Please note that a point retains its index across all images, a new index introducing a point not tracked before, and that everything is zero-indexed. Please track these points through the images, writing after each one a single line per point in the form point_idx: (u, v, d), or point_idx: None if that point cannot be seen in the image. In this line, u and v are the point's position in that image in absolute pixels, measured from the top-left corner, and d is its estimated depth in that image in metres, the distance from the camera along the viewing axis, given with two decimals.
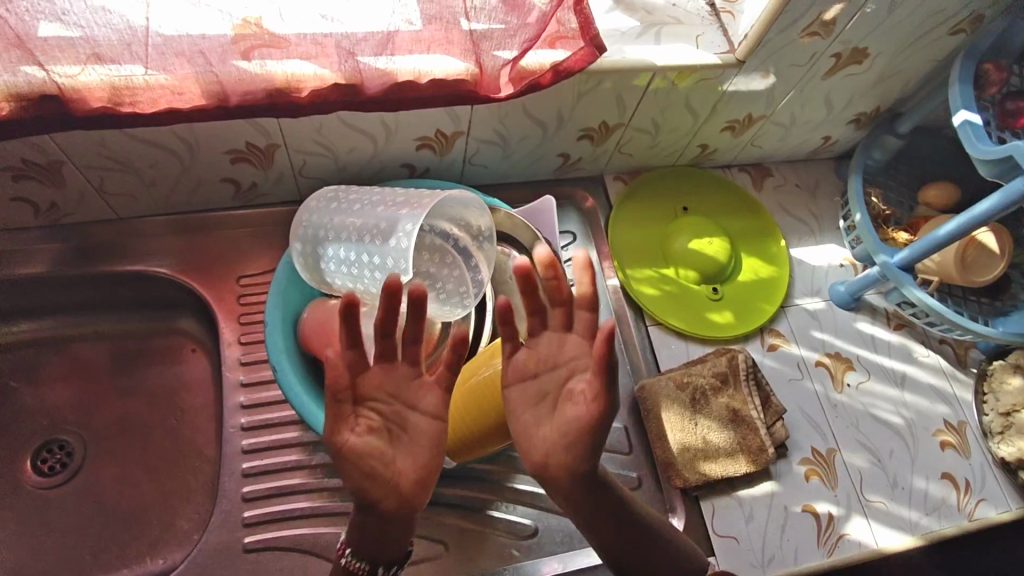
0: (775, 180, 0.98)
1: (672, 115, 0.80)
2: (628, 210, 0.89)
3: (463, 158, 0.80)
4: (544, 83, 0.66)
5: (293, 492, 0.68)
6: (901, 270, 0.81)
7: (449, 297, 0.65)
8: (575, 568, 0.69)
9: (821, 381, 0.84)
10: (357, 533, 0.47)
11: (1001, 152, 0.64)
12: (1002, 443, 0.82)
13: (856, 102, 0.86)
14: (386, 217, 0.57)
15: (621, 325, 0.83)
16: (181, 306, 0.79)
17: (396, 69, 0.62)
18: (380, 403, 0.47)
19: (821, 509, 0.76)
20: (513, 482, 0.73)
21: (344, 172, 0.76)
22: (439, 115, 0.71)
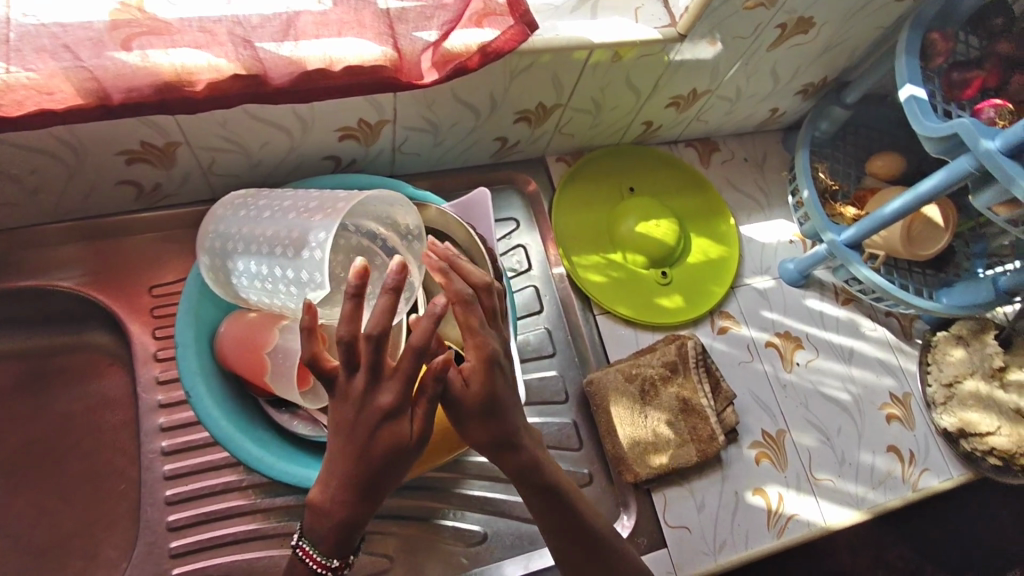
0: (723, 155, 0.95)
1: (613, 93, 0.76)
2: (571, 194, 0.85)
3: (392, 146, 0.74)
4: (471, 66, 0.61)
5: (223, 518, 0.63)
6: (848, 248, 0.80)
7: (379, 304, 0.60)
8: (537, 569, 0.69)
9: (771, 361, 0.84)
10: (342, 534, 0.48)
11: (946, 129, 0.61)
12: (945, 413, 0.83)
13: (802, 73, 0.83)
14: (297, 224, 0.50)
15: (567, 316, 0.80)
16: (89, 319, 0.73)
17: (303, 57, 0.56)
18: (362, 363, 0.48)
19: (770, 491, 0.77)
20: (461, 489, 0.71)
21: (259, 168, 0.70)
22: (359, 103, 0.65)
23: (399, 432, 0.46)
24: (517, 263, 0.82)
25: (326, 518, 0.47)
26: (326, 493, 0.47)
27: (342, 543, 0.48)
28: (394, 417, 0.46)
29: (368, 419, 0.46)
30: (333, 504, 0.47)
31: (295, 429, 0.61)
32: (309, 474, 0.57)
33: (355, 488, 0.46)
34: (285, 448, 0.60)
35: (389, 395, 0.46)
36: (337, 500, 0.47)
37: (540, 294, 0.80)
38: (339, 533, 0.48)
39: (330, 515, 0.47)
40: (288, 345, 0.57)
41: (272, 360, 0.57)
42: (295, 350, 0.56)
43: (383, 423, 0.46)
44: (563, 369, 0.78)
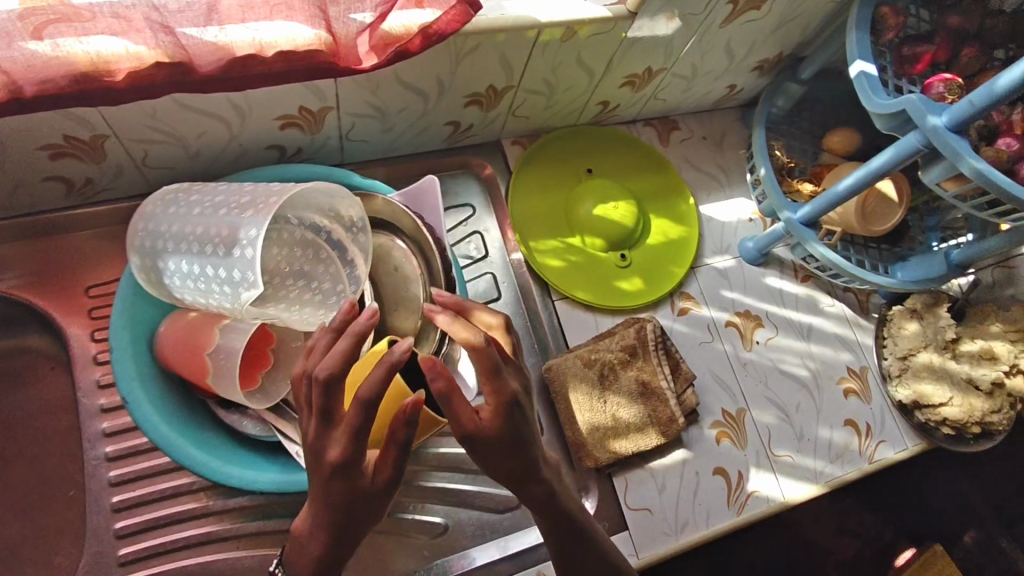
0: (682, 134, 0.94)
1: (565, 73, 0.74)
2: (528, 177, 0.83)
3: (338, 134, 0.71)
4: (413, 50, 0.58)
5: (173, 522, 0.62)
6: (804, 226, 0.80)
7: (324, 299, 0.59)
8: (517, 548, 0.70)
9: (731, 341, 0.84)
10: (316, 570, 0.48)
11: (895, 105, 0.61)
12: (900, 385, 0.84)
13: (757, 49, 0.82)
14: (228, 221, 0.48)
15: (525, 302, 0.79)
16: (27, 322, 0.70)
17: (231, 42, 0.53)
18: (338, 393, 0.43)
19: (730, 471, 0.78)
20: (421, 481, 0.70)
21: (198, 160, 0.67)
22: (299, 90, 0.62)
23: (359, 483, 0.43)
24: (474, 250, 0.80)
25: (305, 552, 0.48)
26: (307, 527, 0.47)
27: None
28: (348, 472, 0.42)
29: (324, 470, 0.42)
30: (309, 540, 0.47)
31: (245, 429, 0.60)
32: (258, 476, 0.56)
33: (324, 529, 0.45)
34: (233, 450, 0.59)
35: (337, 452, 0.41)
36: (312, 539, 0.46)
37: (498, 281, 0.79)
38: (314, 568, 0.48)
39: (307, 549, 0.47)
40: (230, 345, 0.55)
41: (213, 361, 0.55)
42: (238, 350, 0.54)
43: (341, 476, 0.42)
44: (523, 357, 0.77)
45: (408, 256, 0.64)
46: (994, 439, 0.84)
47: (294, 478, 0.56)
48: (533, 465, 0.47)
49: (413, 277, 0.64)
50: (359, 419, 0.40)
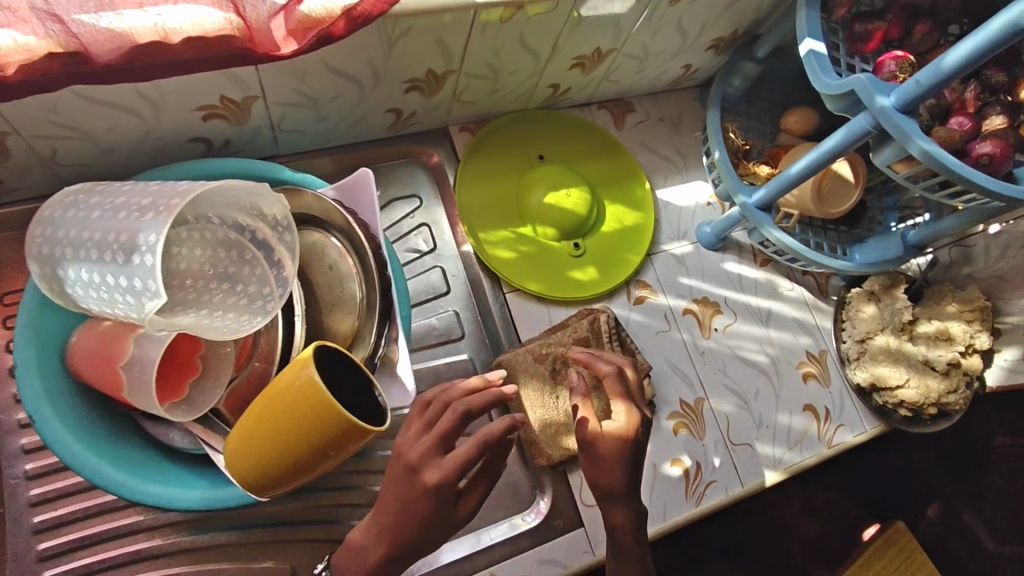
0: (637, 116, 0.91)
1: (509, 56, 0.70)
2: (477, 166, 0.80)
3: (269, 124, 0.67)
4: (337, 33, 0.54)
5: (101, 541, 0.60)
6: (759, 210, 0.78)
7: (251, 302, 0.55)
8: (489, 543, 0.68)
9: (689, 329, 0.82)
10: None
11: (844, 86, 0.59)
12: (858, 368, 0.84)
13: (711, 27, 0.79)
14: (127, 225, 0.44)
15: (476, 296, 0.77)
16: None
17: (130, 28, 0.49)
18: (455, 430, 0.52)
19: (688, 460, 0.76)
20: (370, 486, 0.67)
21: (115, 155, 0.63)
22: (217, 78, 0.58)
23: (448, 508, 0.50)
24: (422, 243, 0.77)
25: (359, 563, 0.52)
26: (368, 547, 0.52)
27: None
28: (444, 496, 0.49)
29: (413, 486, 0.49)
30: (368, 552, 0.51)
31: (172, 441, 0.58)
32: (179, 494, 0.54)
33: (391, 546, 0.51)
34: (158, 464, 0.56)
35: (440, 475, 0.48)
36: (374, 553, 0.51)
37: (448, 274, 0.77)
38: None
39: (365, 561, 0.52)
40: (145, 355, 0.52)
41: (128, 375, 0.52)
42: (152, 361, 0.51)
43: (441, 500, 0.49)
44: (475, 352, 0.75)
45: (342, 254, 0.60)
46: (950, 419, 0.84)
47: (218, 495, 0.54)
48: (629, 490, 0.58)
49: (349, 274, 0.60)
50: (469, 450, 0.49)
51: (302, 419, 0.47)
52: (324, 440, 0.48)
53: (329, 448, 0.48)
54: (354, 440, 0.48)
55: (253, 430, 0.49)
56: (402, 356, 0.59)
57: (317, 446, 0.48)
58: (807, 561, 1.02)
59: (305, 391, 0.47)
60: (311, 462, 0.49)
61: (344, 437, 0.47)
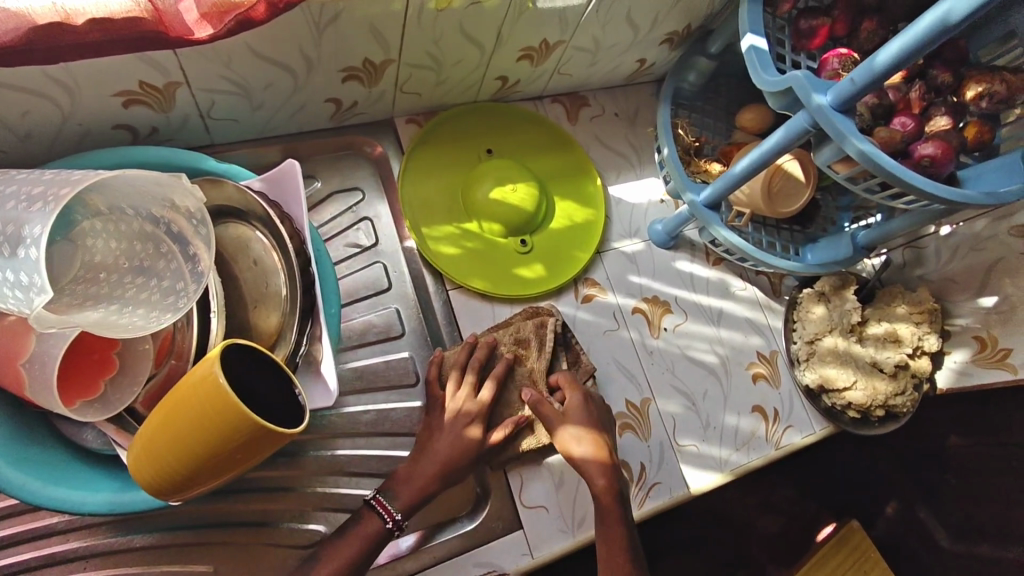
0: (592, 110, 0.89)
1: (450, 46, 0.68)
2: (423, 159, 0.78)
3: (198, 112, 0.65)
4: (257, 17, 0.52)
5: (15, 543, 0.58)
6: (708, 209, 0.77)
7: (163, 297, 0.52)
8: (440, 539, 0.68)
9: (638, 329, 0.81)
10: (417, 498, 0.60)
11: (783, 83, 0.57)
12: (807, 370, 0.83)
13: (663, 20, 0.77)
14: (14, 215, 0.42)
15: (419, 292, 0.75)
16: None
17: (30, 8, 0.47)
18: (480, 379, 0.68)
19: (633, 462, 0.75)
20: (301, 486, 0.65)
21: (31, 142, 0.60)
22: (133, 63, 0.55)
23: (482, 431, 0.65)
24: (361, 238, 0.75)
25: (412, 483, 0.61)
26: (417, 468, 0.62)
27: (416, 506, 0.60)
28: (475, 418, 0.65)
29: (454, 414, 0.65)
30: (418, 472, 0.61)
31: (85, 442, 0.55)
32: (86, 497, 0.52)
33: (443, 461, 0.62)
34: (68, 466, 0.53)
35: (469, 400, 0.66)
36: (425, 470, 0.62)
37: (390, 270, 0.75)
38: (420, 496, 0.61)
39: (418, 479, 0.61)
40: (47, 352, 0.49)
41: (28, 372, 0.50)
42: (54, 359, 0.49)
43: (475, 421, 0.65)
44: (415, 349, 0.73)
45: (268, 249, 0.58)
46: (899, 421, 0.83)
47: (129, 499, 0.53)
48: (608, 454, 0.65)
49: (274, 270, 0.58)
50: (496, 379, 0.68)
51: (206, 420, 0.45)
52: (235, 442, 0.45)
53: (240, 452, 0.46)
54: (266, 443, 0.46)
55: (155, 431, 0.46)
56: (325, 354, 0.57)
57: (228, 450, 0.46)
58: (760, 560, 1.02)
59: (216, 390, 0.44)
60: (221, 465, 0.47)
61: (259, 440, 0.45)
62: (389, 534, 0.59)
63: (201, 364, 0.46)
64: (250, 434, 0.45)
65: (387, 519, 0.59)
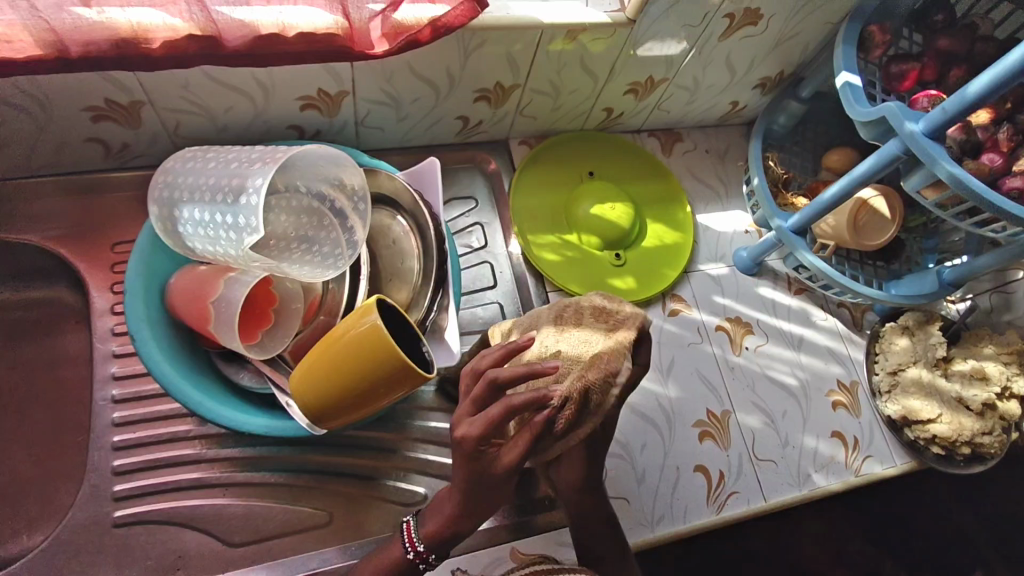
0: (685, 146, 0.98)
1: (569, 76, 0.79)
2: (532, 175, 0.88)
3: (354, 120, 0.77)
4: (422, 39, 0.63)
5: (168, 465, 0.66)
6: (795, 235, 0.83)
7: (325, 258, 0.62)
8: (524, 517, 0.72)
9: (720, 345, 0.86)
10: (444, 534, 0.58)
11: (876, 113, 0.64)
12: (889, 401, 0.85)
13: (759, 65, 0.85)
14: (238, 172, 0.53)
15: (521, 291, 0.83)
16: (58, 273, 0.76)
17: (257, 21, 0.59)
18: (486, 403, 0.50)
19: (711, 469, 0.78)
20: (406, 450, 0.72)
21: (226, 133, 0.73)
22: (318, 72, 0.68)
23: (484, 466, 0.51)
24: (475, 241, 0.85)
25: (438, 515, 0.58)
26: (444, 501, 0.58)
27: (440, 542, 0.58)
28: (480, 450, 0.51)
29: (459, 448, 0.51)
30: (443, 502, 0.57)
31: (241, 380, 0.65)
32: (248, 419, 0.60)
33: (459, 501, 0.55)
34: (229, 397, 0.63)
35: (470, 434, 0.50)
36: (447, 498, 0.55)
37: (496, 270, 0.83)
38: (441, 533, 0.57)
39: (444, 510, 0.57)
40: (231, 295, 0.59)
41: (216, 311, 0.60)
42: (238, 300, 0.59)
43: (471, 458, 0.51)
44: None
45: (407, 231, 0.67)
46: (985, 464, 0.83)
47: (283, 423, 0.60)
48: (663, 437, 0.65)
49: (409, 252, 0.67)
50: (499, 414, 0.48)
51: (360, 358, 0.53)
52: (374, 384, 0.54)
53: (384, 387, 0.54)
54: (408, 383, 0.54)
55: (315, 367, 0.55)
56: (449, 323, 0.65)
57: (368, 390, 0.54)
58: None
59: (360, 341, 0.53)
60: (358, 404, 0.56)
61: (398, 382, 0.54)
62: (412, 565, 0.59)
63: (352, 317, 0.54)
64: (389, 376, 0.53)
65: (408, 551, 0.58)
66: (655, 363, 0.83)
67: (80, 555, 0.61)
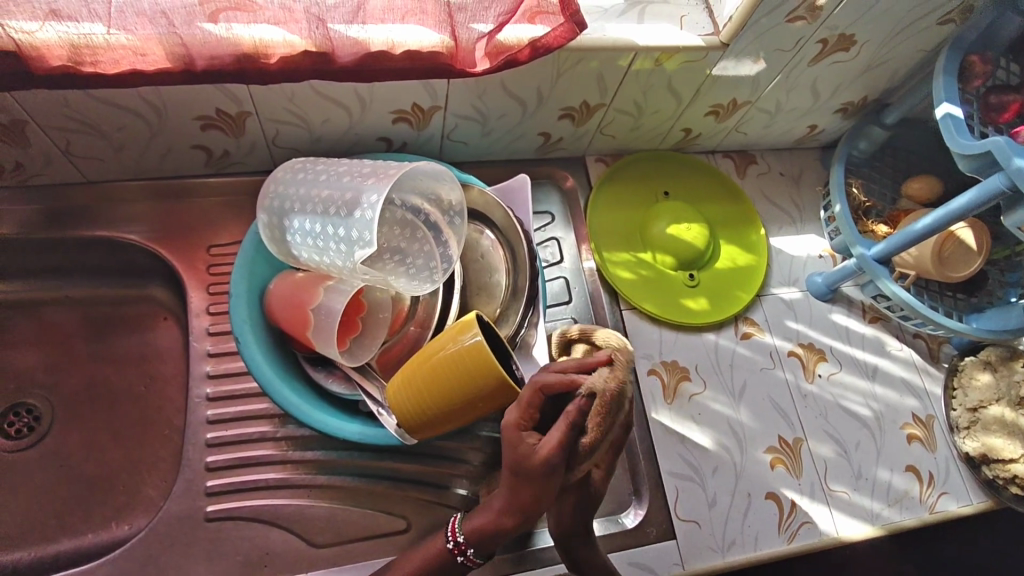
0: (759, 168, 0.97)
1: (654, 97, 0.79)
2: (607, 193, 0.89)
3: (441, 134, 0.79)
4: (522, 59, 0.64)
5: (257, 463, 0.68)
6: (877, 263, 0.82)
7: (418, 272, 0.62)
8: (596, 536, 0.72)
9: (793, 371, 0.85)
10: (486, 529, 0.57)
11: (980, 147, 0.64)
12: (968, 437, 0.83)
13: (844, 91, 0.85)
14: (352, 188, 0.58)
15: (595, 308, 0.83)
16: (153, 273, 0.80)
17: (368, 39, 0.60)
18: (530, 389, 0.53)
19: (783, 497, 0.77)
20: (480, 462, 0.73)
21: (320, 143, 0.76)
22: (416, 88, 0.69)
23: (521, 456, 0.52)
24: (550, 255, 0.85)
25: (485, 513, 0.58)
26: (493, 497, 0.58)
27: (483, 539, 0.57)
28: (518, 436, 0.52)
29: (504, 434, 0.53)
30: (490, 502, 0.58)
31: (328, 386, 0.66)
32: (343, 426, 0.62)
33: (505, 499, 0.55)
34: (320, 402, 0.65)
35: (515, 415, 0.53)
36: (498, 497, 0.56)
37: (570, 286, 0.84)
38: (485, 530, 0.57)
39: (490, 510, 0.57)
40: (331, 304, 0.61)
41: (315, 318, 0.61)
42: (338, 309, 0.60)
43: (510, 445, 0.52)
44: None
45: (495, 245, 0.69)
46: None
47: (375, 431, 0.62)
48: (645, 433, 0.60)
49: (497, 266, 0.68)
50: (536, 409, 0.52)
51: (461, 373, 0.54)
52: (469, 397, 0.55)
53: (478, 401, 0.55)
54: (504, 397, 0.55)
55: (411, 378, 0.57)
56: (539, 339, 0.67)
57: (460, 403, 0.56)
58: None
59: (457, 354, 0.54)
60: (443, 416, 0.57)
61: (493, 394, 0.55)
62: (451, 557, 0.59)
63: (447, 334, 0.55)
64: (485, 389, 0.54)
65: (448, 540, 0.59)
66: (727, 386, 0.82)
67: (174, 546, 0.64)
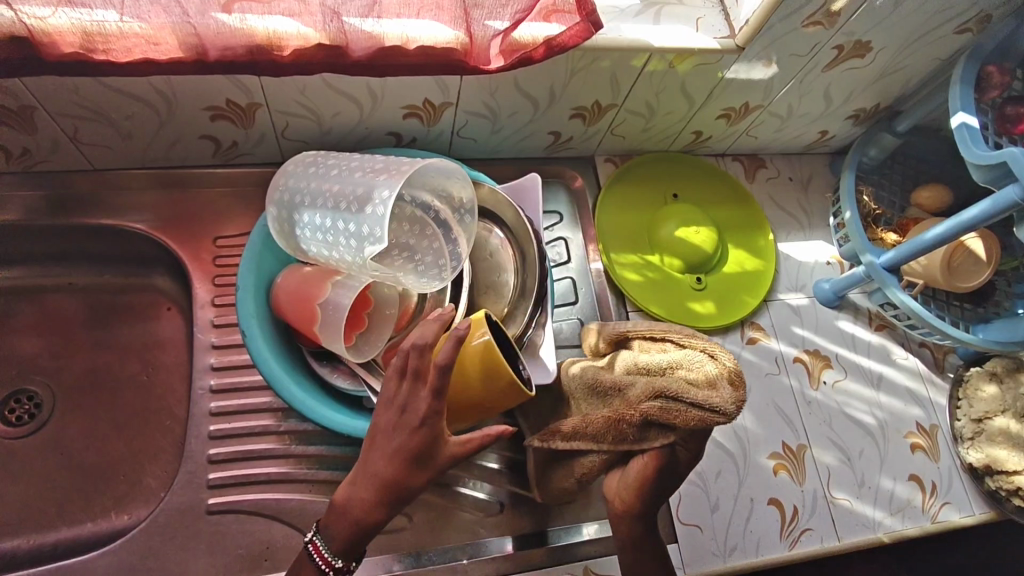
0: (768, 172, 0.97)
1: (666, 99, 0.79)
2: (616, 194, 0.88)
3: (451, 130, 0.78)
4: (536, 57, 0.63)
5: (260, 457, 0.68)
6: (886, 271, 0.81)
7: (427, 270, 0.62)
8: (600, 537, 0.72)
9: (798, 377, 0.84)
10: (356, 534, 0.52)
11: (995, 157, 0.64)
12: (972, 448, 0.83)
13: (856, 97, 0.84)
14: (364, 183, 0.57)
15: (601, 309, 0.83)
16: (158, 262, 0.80)
17: (383, 34, 0.60)
18: (404, 372, 0.51)
19: (785, 503, 0.77)
20: (483, 460, 0.73)
21: (329, 136, 0.75)
22: (428, 84, 0.69)
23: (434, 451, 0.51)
24: (558, 254, 0.85)
25: (346, 516, 0.52)
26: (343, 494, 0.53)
27: (355, 544, 0.52)
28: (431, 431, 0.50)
29: (404, 428, 0.50)
30: (354, 500, 0.52)
31: (334, 382, 0.65)
32: (348, 422, 0.62)
33: (379, 492, 0.51)
34: (325, 397, 0.64)
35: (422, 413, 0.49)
36: (365, 493, 0.51)
37: (577, 286, 0.83)
38: (357, 532, 0.52)
39: (355, 510, 0.52)
40: (338, 299, 0.60)
41: (322, 312, 0.61)
42: (344, 304, 0.60)
43: (417, 439, 0.50)
44: None
45: (504, 243, 0.69)
46: None
47: None
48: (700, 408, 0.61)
49: (506, 265, 0.68)
50: (442, 381, 0.48)
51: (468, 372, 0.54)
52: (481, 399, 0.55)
53: (491, 401, 0.55)
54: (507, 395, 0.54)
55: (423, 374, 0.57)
56: (546, 339, 0.67)
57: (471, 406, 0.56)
58: None
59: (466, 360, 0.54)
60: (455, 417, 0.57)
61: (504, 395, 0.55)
62: None
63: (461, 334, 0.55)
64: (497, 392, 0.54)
65: (324, 564, 0.52)
66: None
67: (175, 538, 0.64)
